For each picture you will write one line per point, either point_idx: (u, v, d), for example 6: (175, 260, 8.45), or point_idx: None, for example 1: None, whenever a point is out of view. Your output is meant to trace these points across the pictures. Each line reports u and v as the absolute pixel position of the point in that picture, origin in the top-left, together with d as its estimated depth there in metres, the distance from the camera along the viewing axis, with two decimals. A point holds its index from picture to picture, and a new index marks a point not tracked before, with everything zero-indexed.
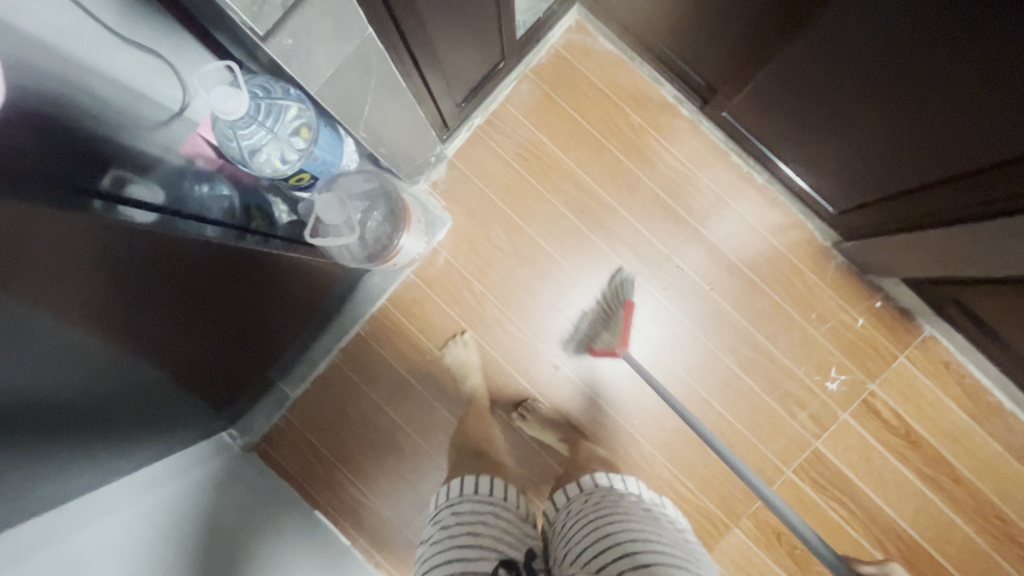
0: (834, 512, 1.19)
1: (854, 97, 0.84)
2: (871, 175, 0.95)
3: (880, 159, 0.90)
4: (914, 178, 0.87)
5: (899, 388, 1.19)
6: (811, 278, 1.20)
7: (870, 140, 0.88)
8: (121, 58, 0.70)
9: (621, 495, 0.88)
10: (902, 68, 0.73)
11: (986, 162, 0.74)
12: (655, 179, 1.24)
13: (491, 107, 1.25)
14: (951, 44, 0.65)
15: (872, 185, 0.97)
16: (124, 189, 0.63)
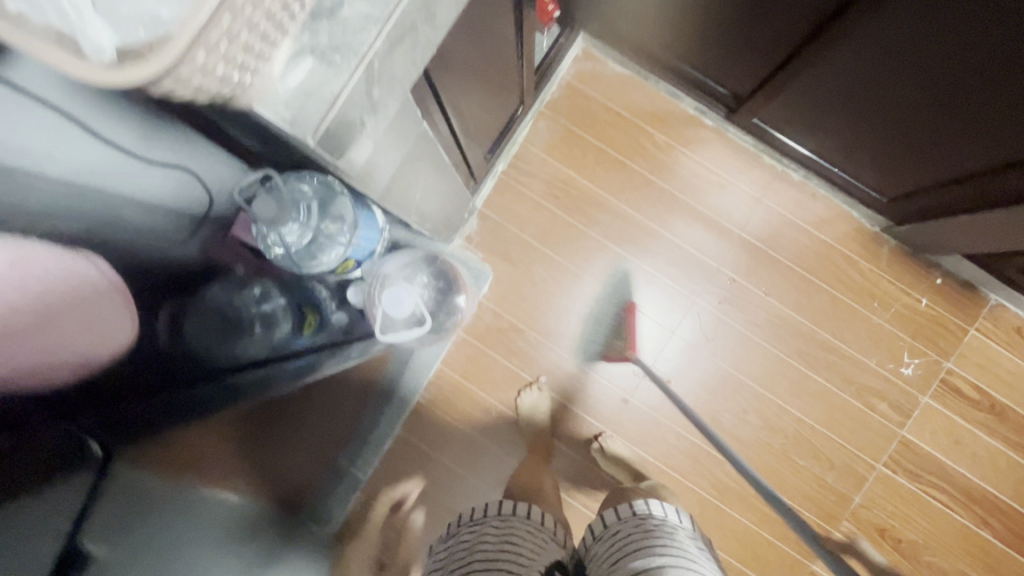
0: (933, 499, 1.17)
1: (914, 92, 0.81)
2: (936, 162, 0.92)
3: (949, 145, 0.87)
4: (992, 160, 0.84)
5: (975, 361, 1.16)
6: (866, 267, 1.18)
7: (936, 130, 0.85)
8: (142, 180, 0.71)
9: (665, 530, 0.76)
10: (973, 63, 0.70)
11: None
12: (690, 193, 1.22)
13: (513, 150, 1.23)
14: (985, 53, 0.68)
15: (937, 170, 0.94)
16: (179, 331, 0.91)
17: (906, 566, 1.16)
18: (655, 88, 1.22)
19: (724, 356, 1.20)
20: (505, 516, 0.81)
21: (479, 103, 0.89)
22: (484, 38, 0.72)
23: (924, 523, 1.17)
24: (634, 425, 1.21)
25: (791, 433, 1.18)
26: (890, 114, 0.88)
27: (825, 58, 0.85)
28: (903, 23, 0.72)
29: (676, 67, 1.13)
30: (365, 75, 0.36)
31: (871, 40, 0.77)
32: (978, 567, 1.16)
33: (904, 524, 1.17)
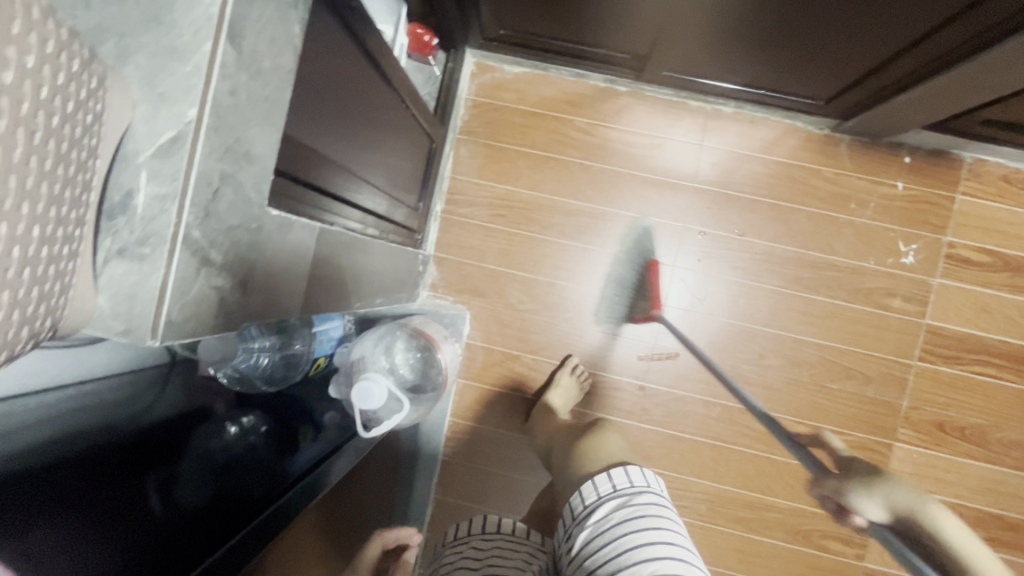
0: (980, 375, 1.11)
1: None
2: (867, 47, 0.86)
3: (882, 21, 0.79)
4: (937, 24, 0.77)
5: (974, 226, 1.11)
6: (830, 172, 1.13)
7: (868, 11, 0.77)
8: (86, 364, 0.71)
9: (627, 504, 0.73)
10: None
11: (951, 12, 0.74)
12: (630, 163, 1.17)
13: (444, 187, 1.19)
14: None
15: (870, 54, 0.87)
16: (170, 484, 0.67)
17: (976, 451, 1.12)
18: (558, 75, 1.17)
19: (723, 312, 1.15)
20: (488, 534, 0.80)
21: (383, 163, 0.86)
22: (351, 109, 0.69)
23: (980, 403, 1.11)
24: (659, 410, 1.16)
25: (817, 362, 1.13)
26: (811, 13, 0.80)
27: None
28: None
29: (569, 49, 1.08)
30: (186, 251, 0.33)
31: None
32: None
33: (961, 411, 1.12)
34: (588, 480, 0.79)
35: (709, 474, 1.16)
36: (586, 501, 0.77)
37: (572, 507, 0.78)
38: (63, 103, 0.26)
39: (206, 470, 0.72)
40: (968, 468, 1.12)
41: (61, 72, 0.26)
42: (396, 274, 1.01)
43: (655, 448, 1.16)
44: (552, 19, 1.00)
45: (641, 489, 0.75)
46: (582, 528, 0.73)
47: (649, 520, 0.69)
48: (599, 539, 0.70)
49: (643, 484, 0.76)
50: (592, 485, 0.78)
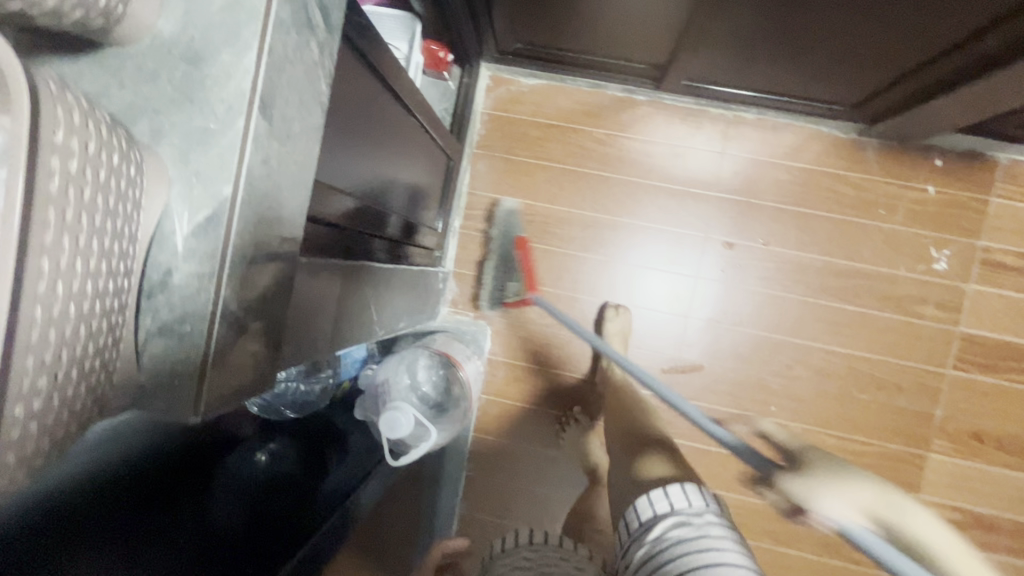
0: (1018, 384, 1.08)
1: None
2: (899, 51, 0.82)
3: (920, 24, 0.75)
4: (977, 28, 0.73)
5: (1011, 229, 1.07)
6: (857, 178, 1.10)
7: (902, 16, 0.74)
8: None
9: (681, 524, 0.70)
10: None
11: (991, 18, 0.71)
12: (650, 173, 1.15)
13: (462, 202, 1.19)
14: None
15: (904, 57, 0.84)
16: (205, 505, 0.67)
17: (1014, 461, 1.09)
18: (574, 85, 1.16)
19: (749, 322, 1.13)
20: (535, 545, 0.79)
21: (404, 184, 0.86)
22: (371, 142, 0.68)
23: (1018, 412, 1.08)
24: (684, 423, 1.15)
25: (847, 371, 1.11)
26: (841, 19, 0.77)
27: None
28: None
29: (586, 59, 1.07)
30: (224, 325, 0.33)
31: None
32: None
33: (998, 420, 1.09)
34: (646, 495, 0.77)
35: (736, 486, 1.15)
36: (642, 518, 0.75)
37: (629, 523, 0.77)
38: (105, 200, 0.26)
39: (239, 492, 0.72)
40: (1005, 478, 1.09)
41: (101, 170, 0.26)
42: (419, 295, 1.01)
43: None
44: (569, 30, 0.99)
45: (699, 509, 0.72)
46: (639, 545, 0.73)
47: (708, 542, 0.67)
48: (654, 562, 0.69)
49: (700, 505, 0.73)
50: (646, 501, 0.76)
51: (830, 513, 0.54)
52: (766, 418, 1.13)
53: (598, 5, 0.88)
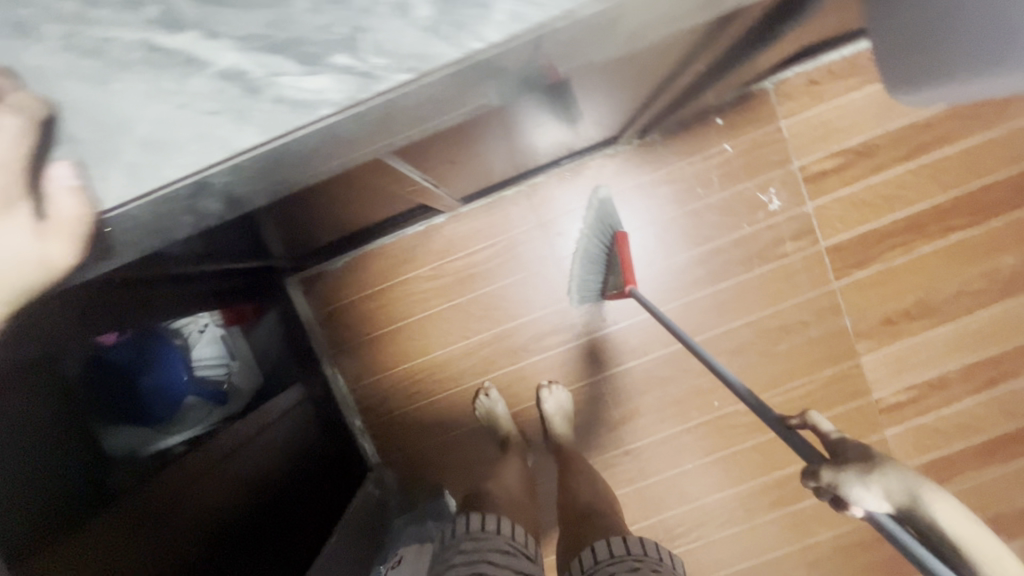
0: (896, 259, 1.13)
1: (536, 110, 0.69)
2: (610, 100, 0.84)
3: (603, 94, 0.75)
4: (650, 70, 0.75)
5: (812, 140, 1.10)
6: (663, 174, 1.12)
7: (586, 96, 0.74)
8: None
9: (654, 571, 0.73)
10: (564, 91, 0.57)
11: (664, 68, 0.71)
12: (492, 276, 1.16)
13: (350, 402, 1.19)
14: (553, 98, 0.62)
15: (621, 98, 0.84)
16: None
17: (931, 321, 1.14)
18: (379, 247, 1.15)
19: (653, 347, 1.16)
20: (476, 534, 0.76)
21: (243, 455, 0.80)
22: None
23: (911, 281, 1.13)
24: (655, 460, 1.18)
25: (756, 336, 1.15)
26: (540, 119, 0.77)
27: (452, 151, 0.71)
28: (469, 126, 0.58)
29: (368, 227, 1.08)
30: None
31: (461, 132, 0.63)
32: (981, 261, 1.12)
33: (899, 297, 1.14)
34: (607, 537, 0.82)
35: (729, 482, 1.19)
36: (597, 557, 0.78)
37: (584, 560, 0.80)
38: None
39: None
40: (934, 340, 1.14)
41: None
42: (363, 529, 1.02)
43: (672, 490, 1.19)
44: (333, 225, 0.98)
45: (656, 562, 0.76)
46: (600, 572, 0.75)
47: None
48: None
49: (658, 558, 0.77)
50: (617, 540, 0.79)
51: (861, 501, 0.54)
52: (717, 415, 1.17)
53: (345, 204, 0.87)
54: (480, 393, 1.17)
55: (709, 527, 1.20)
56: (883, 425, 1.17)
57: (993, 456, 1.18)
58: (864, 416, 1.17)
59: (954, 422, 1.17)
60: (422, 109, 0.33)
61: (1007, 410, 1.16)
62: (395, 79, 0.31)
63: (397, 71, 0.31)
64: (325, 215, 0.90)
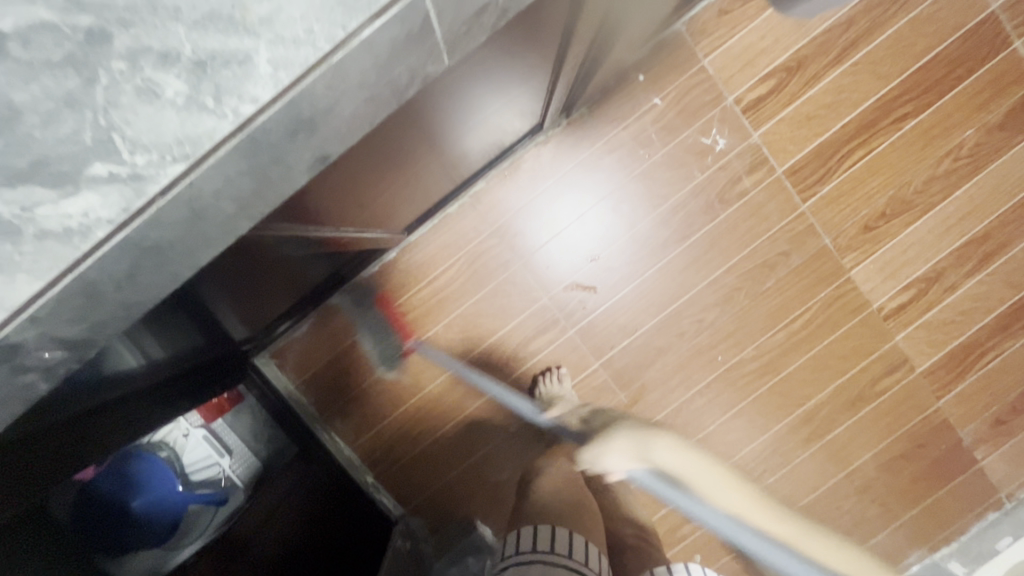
0: (857, 164, 1.09)
1: (436, 124, 0.65)
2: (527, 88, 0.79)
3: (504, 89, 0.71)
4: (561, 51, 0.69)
5: (740, 70, 1.06)
6: (600, 146, 1.08)
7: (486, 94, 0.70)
8: None
9: None
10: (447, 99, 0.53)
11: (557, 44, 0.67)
12: (461, 295, 1.12)
13: (355, 460, 1.16)
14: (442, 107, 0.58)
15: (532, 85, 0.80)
16: None
17: (909, 215, 1.10)
18: (339, 298, 1.12)
19: (642, 320, 1.12)
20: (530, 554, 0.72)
21: None
22: None
23: (878, 181, 1.09)
24: (675, 431, 1.14)
25: (740, 281, 1.11)
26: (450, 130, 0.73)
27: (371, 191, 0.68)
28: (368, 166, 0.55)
29: (321, 285, 1.05)
30: None
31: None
32: (942, 141, 1.09)
33: (871, 202, 1.10)
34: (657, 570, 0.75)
35: (755, 432, 1.15)
36: None
37: None
38: None
39: None
40: (918, 234, 1.11)
41: None
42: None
43: (701, 456, 1.15)
44: (282, 292, 0.95)
45: None
46: None
47: None
48: None
49: None
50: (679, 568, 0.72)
51: None
52: (725, 369, 1.13)
53: (283, 268, 0.84)
54: (544, 377, 1.12)
55: (751, 484, 1.16)
56: (891, 332, 1.13)
57: (1011, 331, 1.14)
58: (870, 328, 1.13)
59: (963, 309, 1.13)
60: (241, 192, 0.28)
61: (1012, 282, 1.12)
62: (178, 169, 0.26)
63: (168, 161, 0.25)
64: (268, 285, 0.86)
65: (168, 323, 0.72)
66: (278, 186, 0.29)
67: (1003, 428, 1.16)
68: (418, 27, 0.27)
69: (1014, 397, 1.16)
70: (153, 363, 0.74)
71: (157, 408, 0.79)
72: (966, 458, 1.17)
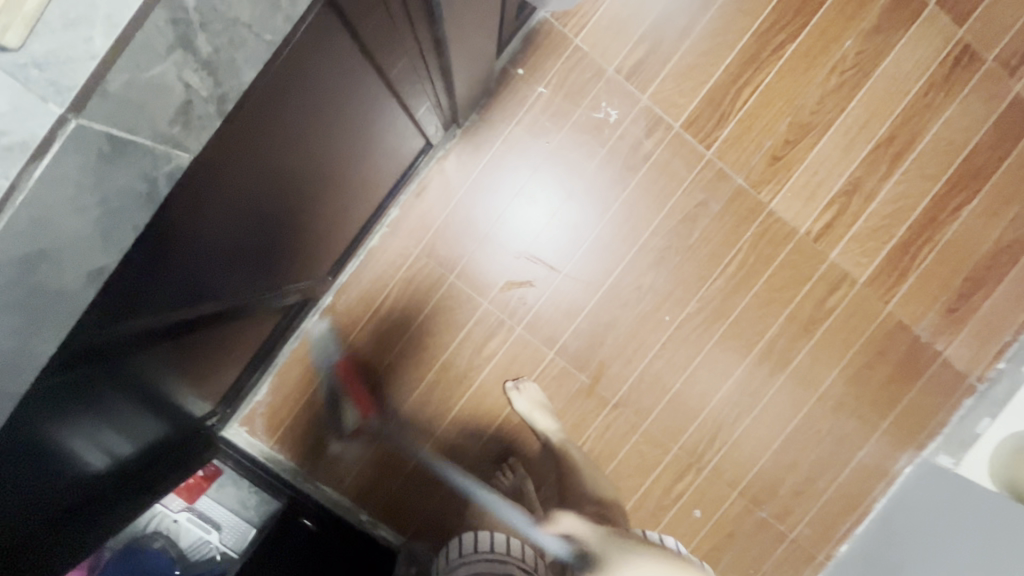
0: (749, 100, 1.11)
1: (311, 177, 0.67)
2: (403, 114, 0.80)
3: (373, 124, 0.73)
4: (408, 82, 0.71)
5: (612, 40, 1.08)
6: (499, 145, 1.10)
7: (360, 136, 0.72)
8: None
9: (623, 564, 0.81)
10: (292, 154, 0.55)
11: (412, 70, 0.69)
12: (406, 321, 1.15)
13: (346, 502, 1.18)
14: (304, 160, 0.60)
15: (408, 114, 0.83)
16: None
17: (812, 136, 1.12)
18: (290, 353, 1.14)
19: (586, 301, 1.14)
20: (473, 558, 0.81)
21: None
22: None
23: (773, 112, 1.11)
24: (643, 397, 1.17)
25: (667, 240, 1.13)
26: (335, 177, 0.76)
27: (259, 257, 0.70)
28: (230, 238, 0.58)
29: (266, 345, 1.06)
30: None
31: (238, 245, 0.62)
32: (825, 59, 1.10)
33: (772, 133, 1.12)
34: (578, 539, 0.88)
35: (720, 378, 1.17)
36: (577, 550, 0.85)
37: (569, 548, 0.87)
38: None
39: None
40: (825, 151, 1.13)
41: None
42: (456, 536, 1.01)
43: (674, 415, 1.17)
44: (229, 363, 0.97)
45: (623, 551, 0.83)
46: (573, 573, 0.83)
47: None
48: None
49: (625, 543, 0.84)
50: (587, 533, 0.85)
51: None
52: (675, 327, 1.15)
53: (217, 344, 0.86)
54: (513, 391, 1.14)
55: (727, 429, 1.18)
56: (825, 252, 1.15)
57: (939, 222, 1.16)
58: (803, 254, 1.15)
59: (887, 212, 1.15)
60: (15, 326, 0.30)
61: (927, 174, 1.14)
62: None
63: None
64: (210, 360, 0.88)
65: (132, 424, 0.74)
66: (57, 311, 0.30)
67: (956, 316, 1.18)
68: (109, 145, 0.29)
69: (959, 283, 1.18)
70: (123, 461, 0.77)
71: (123, 498, 0.82)
72: (928, 352, 1.19)
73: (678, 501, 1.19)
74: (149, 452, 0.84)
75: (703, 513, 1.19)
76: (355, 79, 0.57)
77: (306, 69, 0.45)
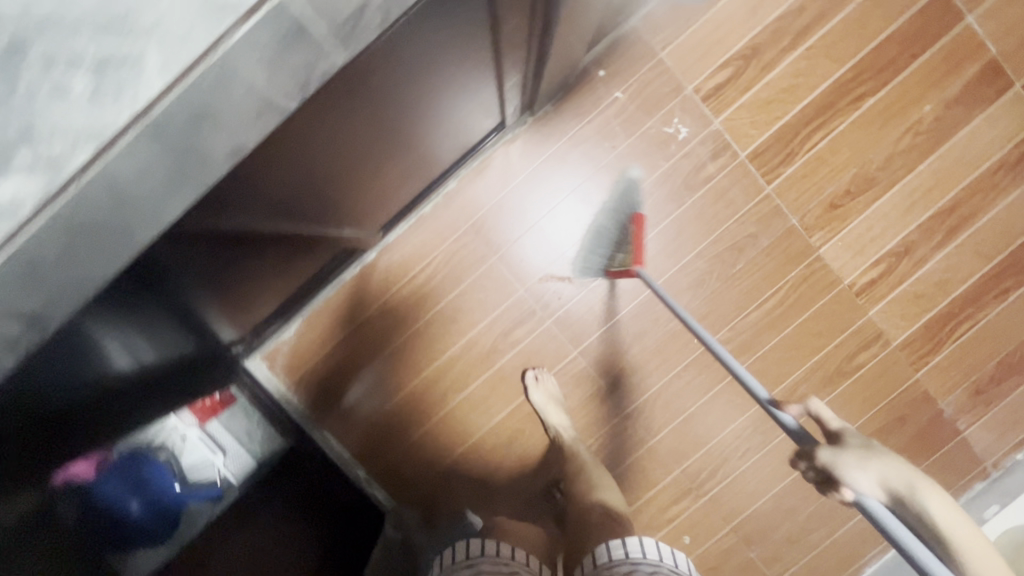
0: (819, 144, 1.12)
1: (396, 128, 0.69)
2: (491, 89, 0.82)
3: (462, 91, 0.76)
4: (508, 56, 0.73)
5: (697, 61, 1.10)
6: (566, 140, 1.12)
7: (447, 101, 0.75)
8: None
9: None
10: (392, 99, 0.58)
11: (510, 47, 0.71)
12: (440, 291, 1.16)
13: (346, 455, 1.19)
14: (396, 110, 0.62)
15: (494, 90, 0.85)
16: None
17: (874, 191, 1.13)
18: (324, 301, 1.17)
19: (618, 308, 1.15)
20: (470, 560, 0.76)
21: None
22: None
23: (840, 160, 1.12)
24: (656, 414, 1.17)
25: (711, 264, 1.14)
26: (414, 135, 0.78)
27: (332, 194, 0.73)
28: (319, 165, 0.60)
29: (304, 286, 1.09)
30: None
31: (320, 176, 0.65)
32: (901, 118, 1.11)
33: (834, 180, 1.12)
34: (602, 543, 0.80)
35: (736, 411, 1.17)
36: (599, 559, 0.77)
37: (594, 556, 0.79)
38: None
39: None
40: (884, 209, 1.13)
41: None
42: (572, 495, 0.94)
43: (683, 437, 1.17)
44: (268, 295, 0.99)
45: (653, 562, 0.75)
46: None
47: None
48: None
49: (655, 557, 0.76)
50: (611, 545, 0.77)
51: None
52: (701, 351, 1.16)
53: (267, 274, 0.88)
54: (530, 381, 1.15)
55: (732, 462, 1.18)
56: (864, 308, 1.15)
57: (983, 301, 1.15)
58: (843, 304, 1.15)
59: (934, 281, 1.14)
60: (162, 176, 0.32)
61: (982, 252, 1.14)
62: (82, 159, 0.30)
63: (75, 151, 0.30)
64: (256, 288, 0.91)
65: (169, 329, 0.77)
66: (200, 173, 0.33)
67: (983, 398, 1.17)
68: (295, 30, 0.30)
69: (992, 367, 1.17)
70: (161, 364, 0.79)
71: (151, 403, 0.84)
72: (948, 429, 1.18)
73: (670, 524, 1.19)
74: (182, 363, 0.87)
75: (691, 541, 1.19)
76: (468, 41, 0.59)
77: (439, 16, 0.47)
